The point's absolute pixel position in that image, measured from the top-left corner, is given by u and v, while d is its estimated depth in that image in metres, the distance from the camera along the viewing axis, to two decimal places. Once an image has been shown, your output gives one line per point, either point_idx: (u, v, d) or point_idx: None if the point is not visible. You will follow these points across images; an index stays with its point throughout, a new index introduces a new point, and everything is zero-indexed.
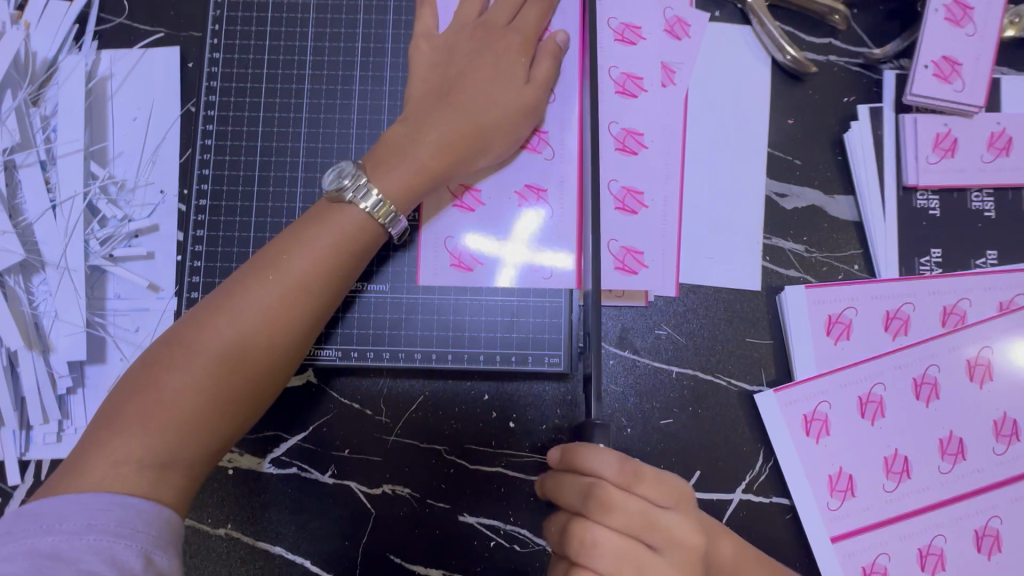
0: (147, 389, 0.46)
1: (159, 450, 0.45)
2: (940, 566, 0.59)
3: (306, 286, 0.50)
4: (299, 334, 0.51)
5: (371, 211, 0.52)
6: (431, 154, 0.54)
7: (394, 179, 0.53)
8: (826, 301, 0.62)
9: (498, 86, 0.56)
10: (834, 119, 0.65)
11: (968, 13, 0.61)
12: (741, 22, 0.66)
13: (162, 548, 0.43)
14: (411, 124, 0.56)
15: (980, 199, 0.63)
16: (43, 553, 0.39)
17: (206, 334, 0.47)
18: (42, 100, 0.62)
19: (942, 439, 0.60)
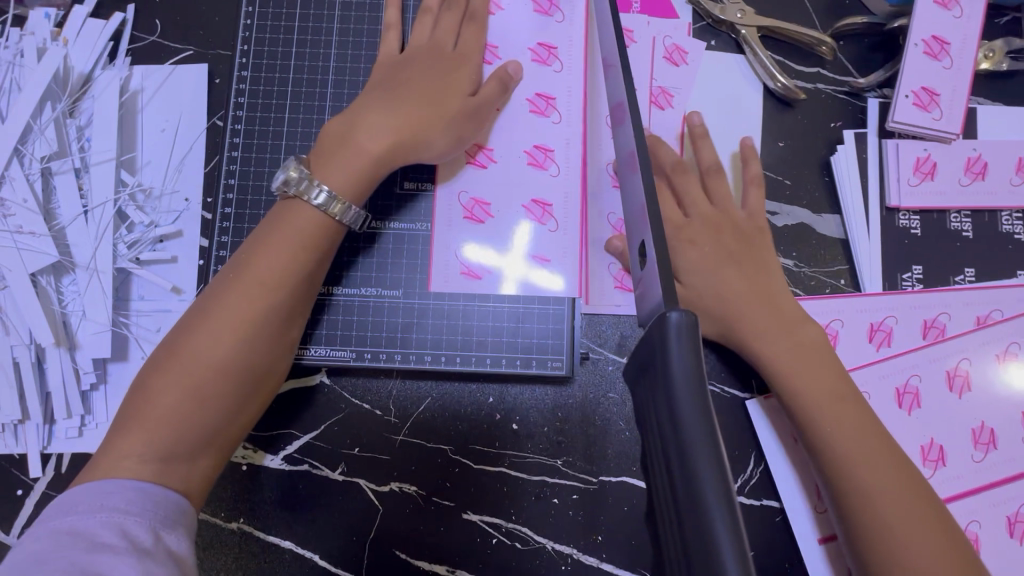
0: (142, 394, 0.48)
1: (157, 443, 0.47)
2: None
3: (270, 279, 0.53)
4: (270, 324, 0.53)
5: (324, 207, 0.54)
6: (376, 144, 0.57)
7: (342, 172, 0.56)
8: (814, 312, 0.65)
9: (435, 89, 0.60)
10: (822, 143, 0.69)
11: (945, 47, 0.66)
12: (736, 51, 0.70)
13: (170, 528, 0.45)
14: (353, 118, 0.58)
15: (958, 220, 0.67)
16: (63, 531, 0.42)
17: (189, 336, 0.50)
18: (77, 112, 0.66)
19: (924, 446, 0.63)
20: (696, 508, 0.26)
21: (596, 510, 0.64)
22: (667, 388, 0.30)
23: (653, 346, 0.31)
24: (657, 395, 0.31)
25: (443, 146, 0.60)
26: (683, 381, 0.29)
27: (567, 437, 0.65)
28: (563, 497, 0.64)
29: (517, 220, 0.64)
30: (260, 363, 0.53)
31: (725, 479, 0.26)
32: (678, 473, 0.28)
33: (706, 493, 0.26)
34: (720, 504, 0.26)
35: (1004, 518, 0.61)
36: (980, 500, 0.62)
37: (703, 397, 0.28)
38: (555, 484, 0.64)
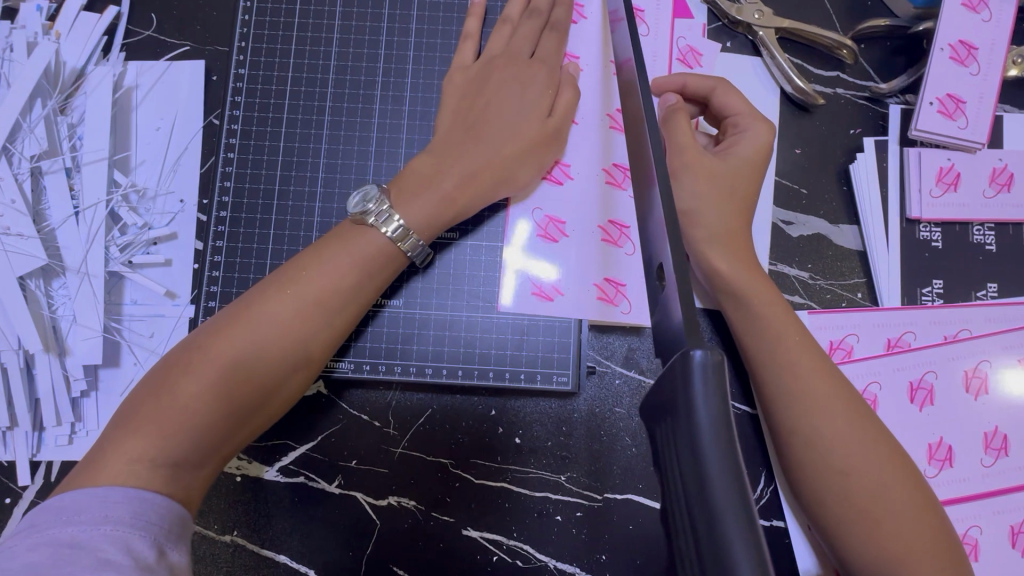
0: (163, 392, 0.47)
1: (169, 449, 0.46)
2: (973, 556, 0.59)
3: (323, 302, 0.51)
4: (310, 347, 0.51)
5: (393, 237, 0.53)
6: (455, 185, 0.56)
7: (416, 207, 0.55)
8: (829, 326, 0.63)
9: (520, 116, 0.58)
10: (840, 150, 0.66)
11: (973, 53, 0.63)
12: (752, 53, 0.68)
13: (174, 543, 0.43)
14: (436, 155, 0.57)
15: (981, 233, 0.64)
16: (63, 542, 0.40)
17: (225, 342, 0.48)
18: (69, 109, 0.64)
19: (931, 445, 0.61)
20: (721, 560, 0.26)
21: (600, 528, 0.62)
22: (689, 431, 0.29)
23: (674, 386, 0.30)
24: (673, 436, 0.30)
25: (528, 175, 0.59)
26: (707, 427, 0.28)
27: (571, 452, 0.63)
28: (566, 514, 0.62)
29: (526, 223, 0.63)
30: (291, 382, 0.51)
31: (754, 529, 0.26)
32: (703, 521, 0.27)
33: (733, 543, 0.26)
34: (750, 557, 0.25)
35: (1006, 528, 0.59)
36: (999, 524, 0.59)
37: (729, 444, 0.28)
38: (558, 501, 0.62)
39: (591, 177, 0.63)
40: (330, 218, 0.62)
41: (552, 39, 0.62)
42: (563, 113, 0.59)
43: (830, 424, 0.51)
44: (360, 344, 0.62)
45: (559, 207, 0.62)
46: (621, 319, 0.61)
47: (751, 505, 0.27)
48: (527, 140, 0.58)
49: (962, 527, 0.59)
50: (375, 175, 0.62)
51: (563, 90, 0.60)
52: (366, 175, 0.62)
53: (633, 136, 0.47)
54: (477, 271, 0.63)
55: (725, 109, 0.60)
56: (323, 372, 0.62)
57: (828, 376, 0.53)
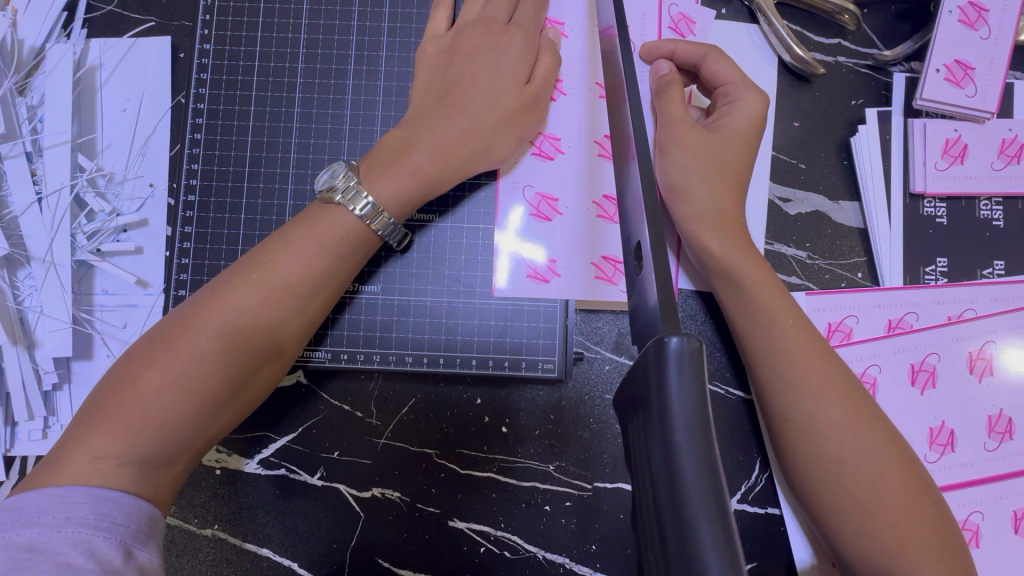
0: (127, 386, 0.44)
1: (133, 447, 0.43)
2: (974, 542, 0.57)
3: (293, 288, 0.49)
4: (279, 335, 0.49)
5: (361, 214, 0.50)
6: (427, 157, 0.53)
7: (385, 182, 0.52)
8: (826, 308, 0.60)
9: (497, 85, 0.55)
10: (841, 122, 0.63)
11: (983, 15, 0.59)
12: (748, 20, 0.64)
13: (143, 543, 0.42)
14: (409, 127, 0.54)
15: (989, 208, 0.61)
16: (22, 546, 0.38)
17: (188, 333, 0.46)
18: (28, 90, 0.61)
19: (933, 428, 0.58)
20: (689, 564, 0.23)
21: (589, 518, 0.60)
22: (661, 428, 0.27)
23: (647, 374, 0.28)
24: (646, 428, 0.28)
25: (508, 146, 0.56)
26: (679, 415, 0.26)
27: (559, 441, 0.61)
28: (555, 504, 0.60)
29: (516, 203, 0.60)
30: (260, 372, 0.49)
31: (725, 526, 0.24)
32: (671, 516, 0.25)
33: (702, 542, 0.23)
34: (721, 559, 0.23)
35: (1008, 514, 0.57)
36: (1003, 511, 0.57)
37: (703, 434, 0.25)
38: (547, 491, 0.60)
39: (577, 153, 0.60)
40: (303, 201, 0.59)
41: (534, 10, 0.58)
42: (540, 80, 0.56)
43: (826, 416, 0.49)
44: (337, 332, 0.60)
45: (549, 183, 0.60)
46: (618, 298, 0.58)
47: (726, 503, 0.24)
48: (504, 110, 0.55)
49: (964, 513, 0.57)
50: (349, 155, 0.59)
51: (542, 56, 0.56)
52: (341, 155, 0.59)
53: (614, 110, 0.44)
54: (458, 255, 0.61)
55: (715, 79, 0.57)
56: (301, 362, 0.60)
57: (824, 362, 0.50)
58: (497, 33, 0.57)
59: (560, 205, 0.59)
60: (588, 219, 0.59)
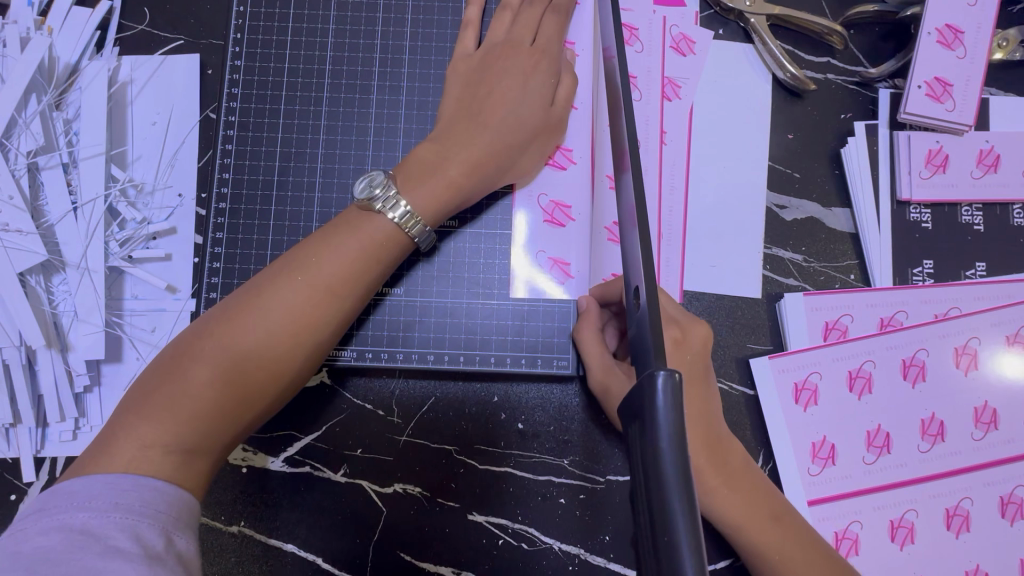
0: (175, 377, 0.47)
1: (181, 436, 0.46)
2: (965, 527, 0.61)
3: (334, 289, 0.52)
4: (319, 335, 0.52)
5: (400, 223, 0.54)
6: (460, 171, 0.56)
7: (424, 194, 0.55)
8: (824, 307, 0.64)
9: (524, 104, 0.58)
10: (832, 134, 0.67)
11: (959, 36, 0.64)
12: (744, 40, 0.69)
13: (182, 531, 0.43)
14: (441, 141, 0.57)
15: (970, 213, 0.66)
16: (76, 530, 0.40)
17: (235, 329, 0.49)
18: (64, 105, 0.64)
19: (924, 420, 0.62)
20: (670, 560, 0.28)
21: (602, 510, 0.63)
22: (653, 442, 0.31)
23: (640, 400, 0.33)
24: (642, 438, 0.32)
25: (527, 162, 0.61)
26: (666, 436, 0.31)
27: (574, 436, 0.64)
28: (569, 496, 0.63)
29: (531, 214, 0.64)
30: (300, 369, 0.51)
31: (695, 523, 0.29)
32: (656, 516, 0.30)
33: (680, 534, 0.29)
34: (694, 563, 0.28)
35: (996, 499, 0.61)
36: (989, 497, 0.61)
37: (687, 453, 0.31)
38: (562, 484, 0.63)
39: (587, 164, 0.64)
40: (330, 208, 0.62)
41: (548, 28, 0.62)
42: (561, 105, 0.61)
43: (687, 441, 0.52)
44: (362, 333, 0.63)
45: (560, 193, 0.64)
46: None
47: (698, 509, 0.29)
48: (530, 130, 0.59)
49: (955, 499, 0.61)
50: (373, 165, 0.63)
51: (562, 80, 0.62)
52: (365, 165, 0.63)
53: (613, 124, 0.48)
54: (477, 258, 0.64)
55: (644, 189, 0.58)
56: (327, 362, 0.62)
57: (699, 389, 0.53)
58: (524, 57, 0.60)
59: (574, 213, 0.63)
60: (598, 241, 0.64)
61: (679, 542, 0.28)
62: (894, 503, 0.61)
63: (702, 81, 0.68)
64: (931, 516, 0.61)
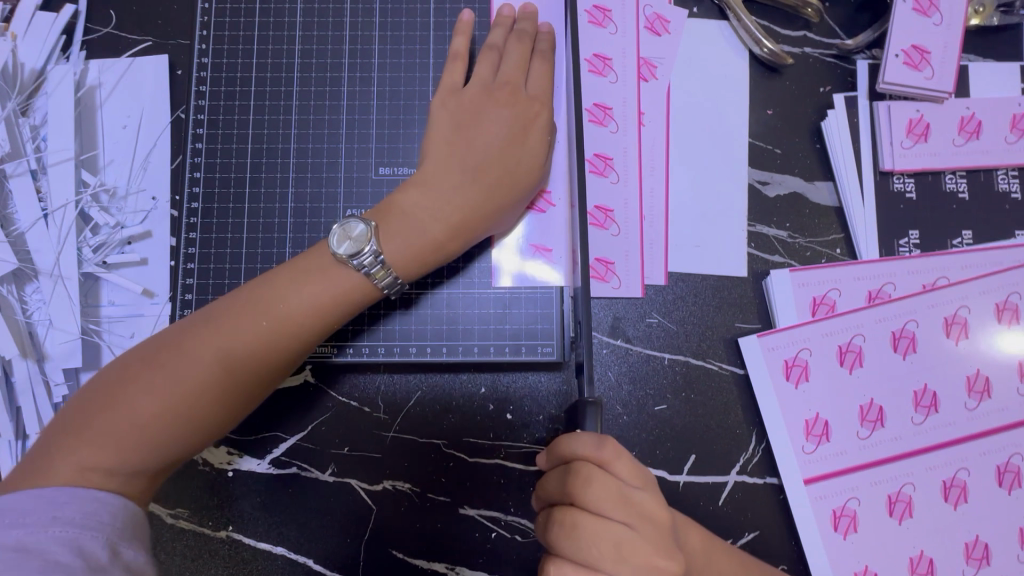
0: (118, 402, 0.46)
1: (121, 462, 0.45)
2: (963, 497, 0.60)
3: (291, 323, 0.50)
4: (273, 365, 0.50)
5: (369, 272, 0.52)
6: (444, 229, 0.54)
7: (406, 251, 0.53)
8: (811, 283, 0.63)
9: (513, 157, 0.56)
10: (811, 108, 0.67)
11: (934, 3, 0.64)
12: (719, 17, 0.68)
13: (128, 541, 0.43)
14: (425, 192, 0.55)
15: (954, 181, 0.65)
16: (9, 546, 0.38)
17: (185, 357, 0.47)
18: (31, 111, 0.63)
19: (917, 391, 0.62)
20: None
21: None
22: None
23: None
24: None
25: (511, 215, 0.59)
26: None
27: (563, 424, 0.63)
28: None
29: None
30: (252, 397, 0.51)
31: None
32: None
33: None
34: None
35: (992, 468, 0.60)
36: (984, 467, 0.60)
37: None
38: None
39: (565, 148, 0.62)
40: (304, 204, 0.61)
41: (535, 51, 0.60)
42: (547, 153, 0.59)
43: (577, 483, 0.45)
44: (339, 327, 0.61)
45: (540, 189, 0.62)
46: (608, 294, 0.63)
47: None
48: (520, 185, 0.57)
49: (951, 470, 0.60)
50: (347, 158, 0.62)
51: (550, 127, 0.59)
52: (339, 159, 0.62)
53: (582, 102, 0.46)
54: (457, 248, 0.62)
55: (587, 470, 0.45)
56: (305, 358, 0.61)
57: None
58: (519, 105, 0.58)
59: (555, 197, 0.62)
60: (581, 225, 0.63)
61: None
62: (892, 478, 0.60)
63: (677, 60, 0.67)
64: (928, 489, 0.60)
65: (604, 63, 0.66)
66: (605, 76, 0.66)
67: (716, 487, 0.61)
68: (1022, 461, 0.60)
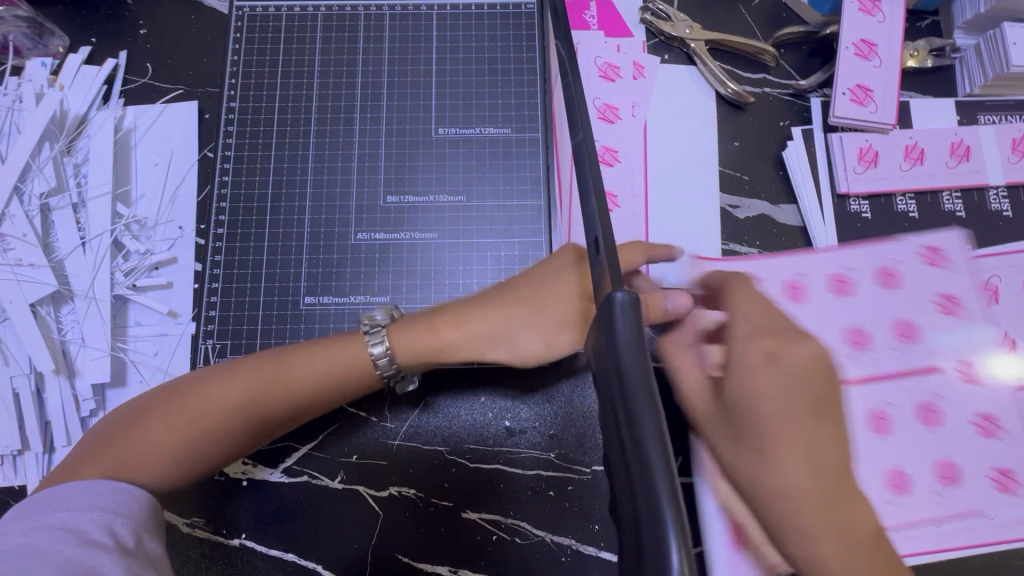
0: (137, 430, 0.53)
1: (134, 474, 0.50)
2: (933, 426, 0.65)
3: (296, 382, 0.57)
4: (274, 412, 0.56)
5: (371, 355, 0.58)
6: (450, 329, 0.61)
7: (406, 342, 0.59)
8: (782, 268, 0.70)
9: (528, 324, 0.61)
10: (773, 140, 0.75)
11: (874, 49, 0.72)
12: (688, 63, 0.77)
13: (149, 535, 0.47)
14: (446, 312, 0.62)
15: (904, 202, 0.72)
16: (55, 525, 0.43)
17: (202, 397, 0.54)
18: (74, 151, 0.70)
19: (899, 324, 0.68)
20: (648, 483, 0.29)
21: (590, 500, 0.65)
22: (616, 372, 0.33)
23: (604, 329, 0.35)
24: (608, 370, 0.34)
25: (523, 341, 0.62)
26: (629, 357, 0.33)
27: (558, 430, 0.68)
28: (558, 489, 0.66)
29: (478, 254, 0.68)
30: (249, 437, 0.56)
31: (672, 470, 0.29)
32: (634, 469, 0.30)
33: (660, 486, 0.28)
34: (666, 490, 0.28)
35: (969, 421, 0.65)
36: None
37: (648, 385, 0.31)
38: (551, 477, 0.66)
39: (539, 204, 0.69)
40: (320, 229, 0.68)
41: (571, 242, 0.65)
42: (583, 307, 0.60)
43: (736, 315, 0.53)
44: None
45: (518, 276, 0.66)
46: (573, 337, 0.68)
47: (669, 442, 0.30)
48: (559, 299, 0.61)
49: (925, 397, 0.65)
50: (359, 189, 0.69)
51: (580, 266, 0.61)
52: (351, 189, 0.69)
53: None
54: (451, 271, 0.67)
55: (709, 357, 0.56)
56: None
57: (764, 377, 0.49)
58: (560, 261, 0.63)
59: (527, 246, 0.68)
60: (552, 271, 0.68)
61: (656, 486, 0.28)
62: (870, 475, 0.63)
63: (651, 100, 0.75)
64: (902, 407, 0.65)
65: (613, 112, 0.74)
66: (610, 121, 0.74)
67: None
68: (997, 421, 0.65)
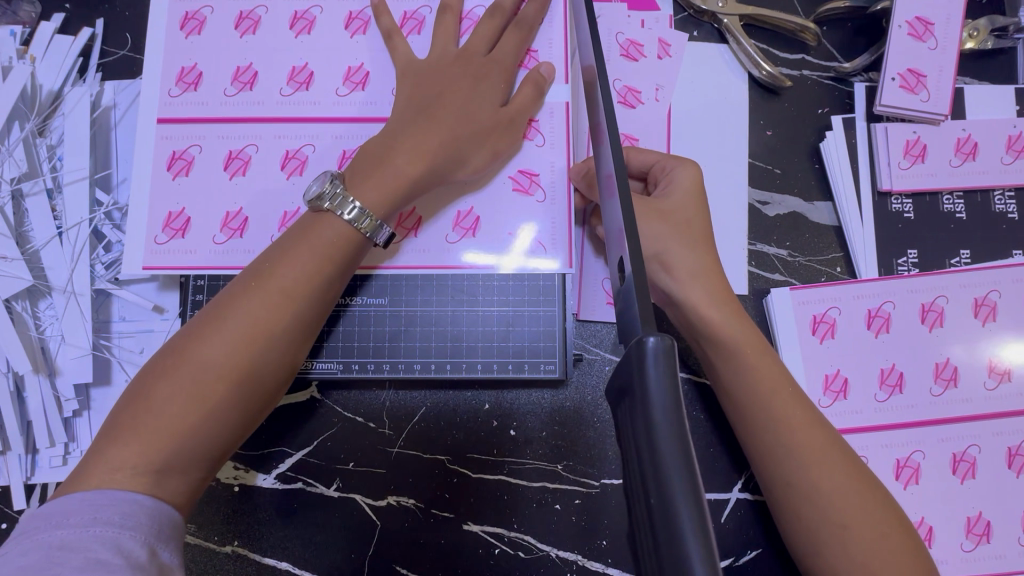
0: (144, 404, 0.43)
1: (164, 450, 0.42)
2: (971, 473, 0.61)
3: (291, 293, 0.48)
4: (272, 354, 0.47)
5: (352, 220, 0.50)
6: (408, 160, 0.52)
7: (377, 192, 0.51)
8: (812, 301, 0.64)
9: (476, 98, 0.56)
10: (811, 129, 0.68)
11: (930, 28, 0.65)
12: (718, 41, 0.70)
13: (165, 543, 0.41)
14: (386, 136, 0.54)
15: (951, 201, 0.66)
16: (53, 545, 0.37)
17: (158, 389, 0.44)
18: (48, 131, 0.64)
19: (938, 364, 0.63)
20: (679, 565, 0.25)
21: (598, 515, 0.62)
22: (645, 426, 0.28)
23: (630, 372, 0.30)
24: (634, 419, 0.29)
25: (479, 159, 0.56)
26: (661, 410, 0.28)
27: (565, 441, 0.64)
28: (565, 502, 0.62)
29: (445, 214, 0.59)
30: (273, 399, 0.48)
31: (710, 549, 0.25)
32: (663, 548, 0.25)
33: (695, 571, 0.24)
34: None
35: (1004, 450, 0.61)
36: (984, 484, 0.61)
37: (684, 447, 0.27)
38: (557, 490, 0.63)
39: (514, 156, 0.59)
40: None
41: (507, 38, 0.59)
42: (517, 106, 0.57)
43: (737, 342, 0.53)
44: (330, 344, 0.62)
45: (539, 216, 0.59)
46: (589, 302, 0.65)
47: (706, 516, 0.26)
48: (482, 107, 0.56)
49: (962, 445, 0.61)
50: None
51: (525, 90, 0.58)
52: None
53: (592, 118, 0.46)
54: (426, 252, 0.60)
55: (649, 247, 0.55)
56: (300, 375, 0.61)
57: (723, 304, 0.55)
58: (474, 65, 0.58)
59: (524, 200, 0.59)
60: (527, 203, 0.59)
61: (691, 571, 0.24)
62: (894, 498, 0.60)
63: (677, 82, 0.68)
64: (937, 459, 0.61)
65: (635, 96, 0.67)
66: (630, 105, 0.67)
67: (719, 503, 0.62)
68: None
